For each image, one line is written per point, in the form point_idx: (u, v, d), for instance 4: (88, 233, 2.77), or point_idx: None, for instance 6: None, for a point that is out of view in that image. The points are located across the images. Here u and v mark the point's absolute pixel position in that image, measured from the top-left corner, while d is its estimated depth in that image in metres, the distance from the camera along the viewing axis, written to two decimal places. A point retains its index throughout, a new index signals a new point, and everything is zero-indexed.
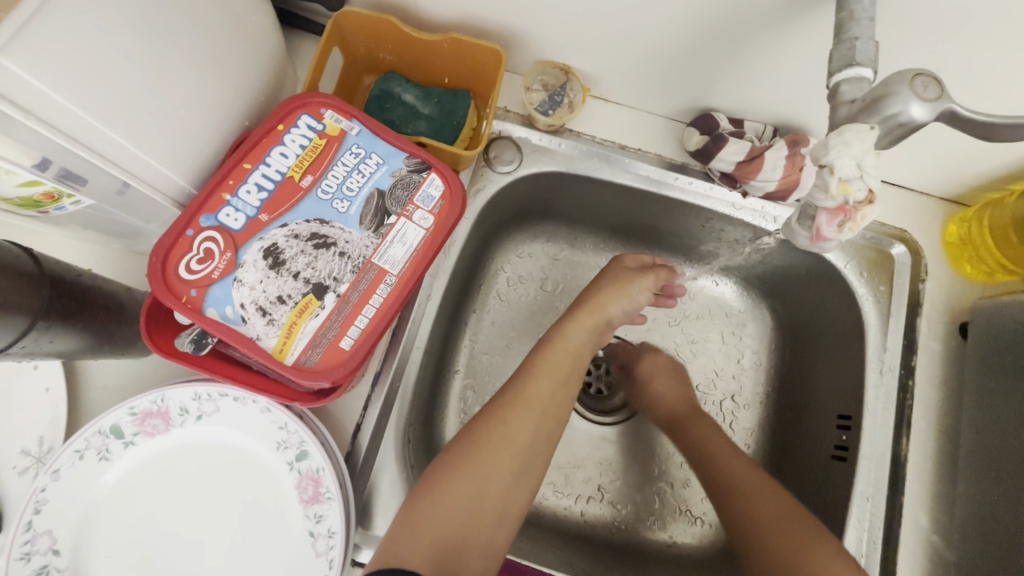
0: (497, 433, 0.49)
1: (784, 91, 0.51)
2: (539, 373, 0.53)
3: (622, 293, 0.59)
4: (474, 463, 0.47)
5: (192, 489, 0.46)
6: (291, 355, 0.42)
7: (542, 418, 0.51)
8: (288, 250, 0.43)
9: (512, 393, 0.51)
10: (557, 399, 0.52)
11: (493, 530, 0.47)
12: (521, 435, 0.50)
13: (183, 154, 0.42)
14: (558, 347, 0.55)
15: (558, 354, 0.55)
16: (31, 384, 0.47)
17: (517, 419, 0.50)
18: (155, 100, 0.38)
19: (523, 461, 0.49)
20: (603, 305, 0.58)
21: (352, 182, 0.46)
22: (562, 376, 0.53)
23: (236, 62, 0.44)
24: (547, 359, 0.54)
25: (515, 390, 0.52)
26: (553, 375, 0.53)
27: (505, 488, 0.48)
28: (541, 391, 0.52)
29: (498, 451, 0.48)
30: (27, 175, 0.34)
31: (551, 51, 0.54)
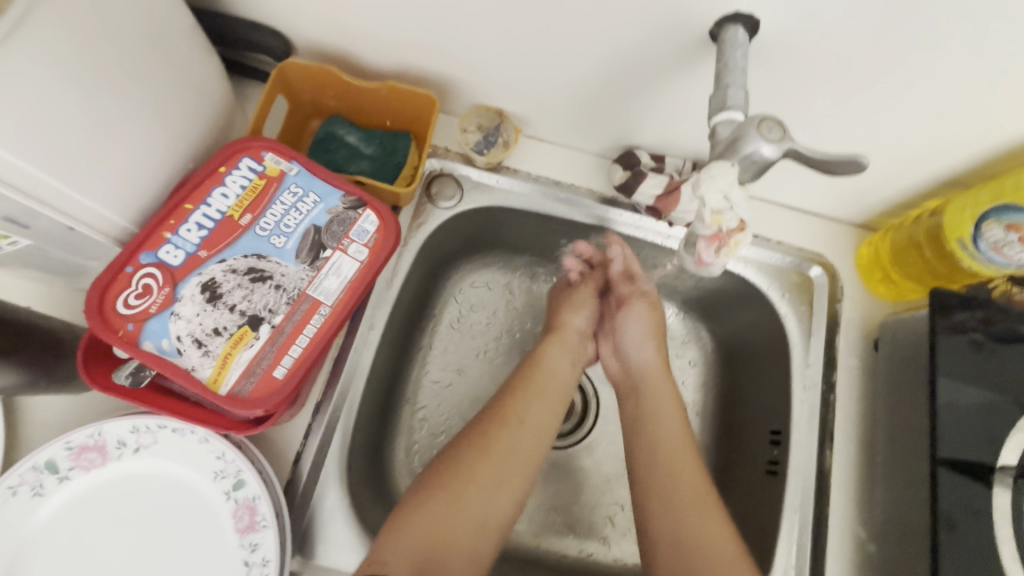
0: (493, 443, 0.53)
1: (695, 129, 0.56)
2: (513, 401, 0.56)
3: (573, 305, 0.65)
4: (467, 469, 0.52)
5: (126, 525, 0.46)
6: (225, 385, 0.43)
7: (523, 437, 0.54)
8: (225, 284, 0.45)
9: (498, 409, 0.56)
10: (533, 426, 0.55)
11: (475, 538, 0.50)
12: (519, 449, 0.54)
13: (125, 195, 0.44)
14: (541, 371, 0.59)
15: (547, 396, 0.57)
16: None
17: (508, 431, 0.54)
18: (97, 146, 0.40)
19: (505, 476, 0.52)
20: (564, 323, 0.64)
21: (290, 220, 0.48)
22: (529, 422, 0.55)
23: (180, 109, 0.47)
24: (541, 378, 0.59)
25: (494, 408, 0.56)
26: (540, 392, 0.57)
27: (491, 493, 0.51)
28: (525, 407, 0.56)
29: (484, 466, 0.52)
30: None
31: (486, 95, 0.59)
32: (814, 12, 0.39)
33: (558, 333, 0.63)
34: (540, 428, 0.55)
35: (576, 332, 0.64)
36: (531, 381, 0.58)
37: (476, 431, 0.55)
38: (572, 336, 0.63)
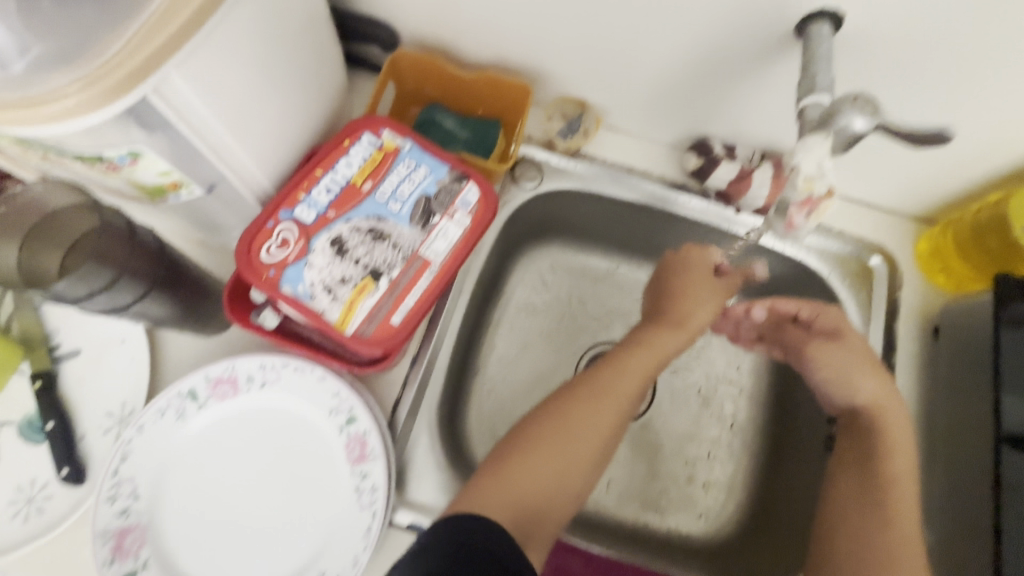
0: (585, 411, 0.53)
1: (768, 120, 0.60)
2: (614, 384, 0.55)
3: (697, 302, 0.61)
4: (569, 435, 0.51)
5: (252, 450, 0.52)
6: (350, 327, 0.49)
7: (616, 412, 0.54)
8: (350, 241, 0.52)
9: (597, 387, 0.54)
10: (626, 403, 0.55)
11: (561, 505, 0.50)
12: (608, 423, 0.53)
13: (268, 159, 0.51)
14: (646, 349, 0.58)
15: (639, 374, 0.56)
16: (119, 356, 0.55)
17: (606, 403, 0.53)
18: (258, 113, 0.47)
19: (598, 448, 0.52)
20: (687, 318, 0.60)
21: (404, 188, 0.54)
22: (623, 388, 0.54)
23: (313, 88, 0.54)
24: (635, 357, 0.57)
25: (595, 381, 0.55)
26: (640, 371, 0.56)
27: (590, 462, 0.51)
28: (628, 385, 0.55)
29: (585, 434, 0.51)
30: (166, 167, 0.41)
31: (571, 86, 0.64)
32: (895, 8, 0.44)
33: (683, 325, 0.60)
34: (623, 393, 0.55)
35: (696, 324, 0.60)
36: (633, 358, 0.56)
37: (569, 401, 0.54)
38: (690, 333, 0.60)
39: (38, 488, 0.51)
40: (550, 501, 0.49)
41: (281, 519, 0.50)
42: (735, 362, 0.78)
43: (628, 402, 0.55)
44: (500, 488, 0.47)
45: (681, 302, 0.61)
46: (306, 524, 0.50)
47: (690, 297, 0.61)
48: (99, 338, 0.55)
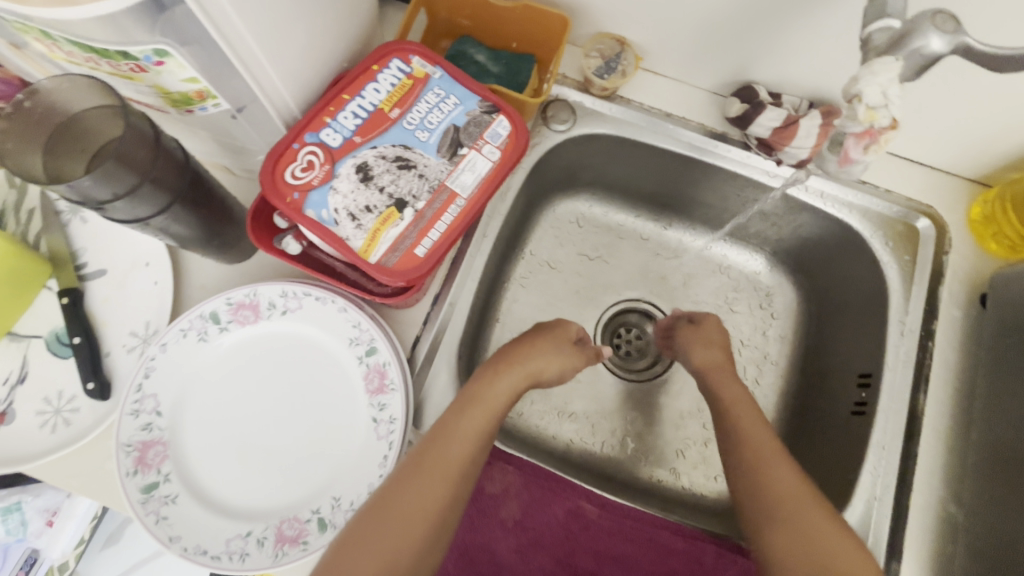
0: (416, 495, 0.45)
1: (821, 65, 0.56)
2: (445, 462, 0.47)
3: (556, 348, 0.58)
4: (365, 530, 0.43)
5: (269, 377, 0.52)
6: (374, 256, 0.48)
7: (424, 496, 0.45)
8: (376, 168, 0.50)
9: (430, 461, 0.46)
10: (439, 483, 0.46)
11: None
12: (435, 504, 0.45)
13: (296, 80, 0.49)
14: (477, 407, 0.51)
15: (473, 441, 0.48)
16: (144, 277, 0.55)
17: (399, 492, 0.44)
18: (288, 29, 0.45)
19: (420, 539, 0.44)
20: (542, 363, 0.56)
21: (433, 118, 0.52)
22: (450, 465, 0.46)
23: (344, 9, 0.52)
24: (463, 422, 0.49)
25: (442, 457, 0.47)
26: (452, 443, 0.48)
27: (393, 558, 0.42)
28: (427, 466, 0.46)
29: (387, 528, 0.43)
30: (192, 74, 0.40)
31: (610, 23, 0.61)
32: None
33: (503, 370, 0.54)
34: (463, 462, 0.47)
35: (539, 365, 0.56)
36: (445, 432, 0.48)
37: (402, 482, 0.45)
38: (535, 371, 0.56)
39: (68, 401, 0.52)
40: None
41: (290, 450, 0.50)
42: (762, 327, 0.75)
43: (466, 469, 0.48)
44: None
45: (523, 350, 0.56)
46: (323, 450, 0.50)
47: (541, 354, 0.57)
48: (125, 259, 0.55)
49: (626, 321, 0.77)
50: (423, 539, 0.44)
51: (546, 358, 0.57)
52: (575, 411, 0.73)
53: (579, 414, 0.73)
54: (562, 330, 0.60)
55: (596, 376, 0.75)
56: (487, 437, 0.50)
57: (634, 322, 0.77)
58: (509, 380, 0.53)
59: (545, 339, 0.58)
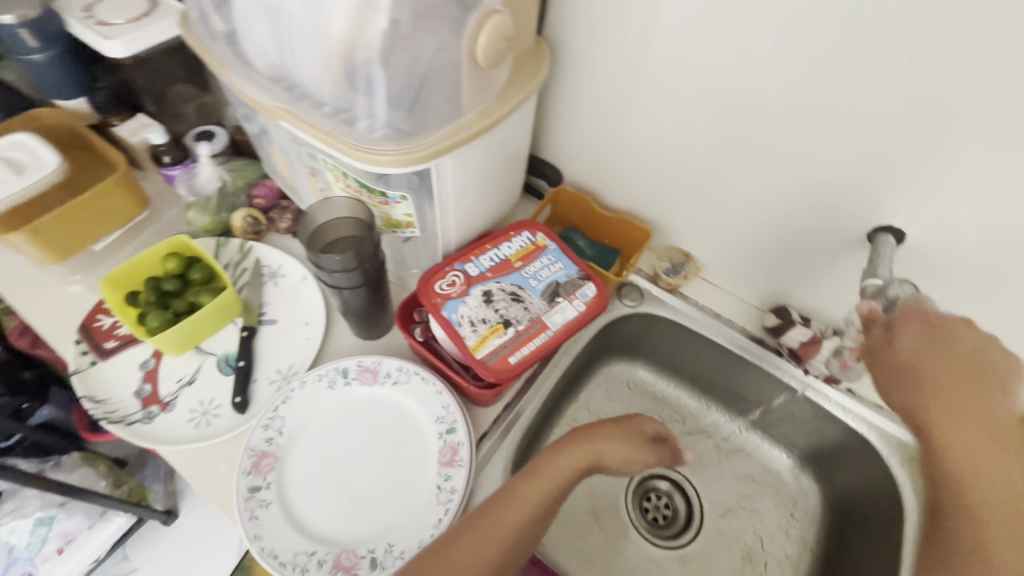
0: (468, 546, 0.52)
1: (842, 303, 0.73)
2: (504, 523, 0.54)
3: (623, 440, 0.62)
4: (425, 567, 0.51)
5: (365, 430, 0.65)
6: (479, 353, 0.64)
7: (480, 547, 0.52)
8: (496, 295, 0.69)
9: (488, 519, 0.54)
10: (495, 539, 0.53)
11: None
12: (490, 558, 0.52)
13: (459, 227, 0.73)
14: (544, 477, 0.58)
15: (528, 508, 0.55)
16: (301, 332, 0.73)
17: (459, 542, 0.52)
18: (469, 196, 0.69)
19: None
20: (605, 449, 0.61)
21: (543, 273, 0.73)
22: (507, 525, 0.54)
23: (502, 193, 0.78)
24: (527, 488, 0.56)
25: (500, 518, 0.54)
26: (512, 505, 0.55)
27: None
28: (487, 522, 0.54)
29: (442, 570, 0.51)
30: (411, 211, 0.64)
31: (681, 240, 0.83)
32: (949, 236, 0.59)
33: (580, 446, 0.60)
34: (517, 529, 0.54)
35: (607, 449, 0.61)
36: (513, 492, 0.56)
37: (462, 532, 0.53)
38: (599, 454, 0.60)
39: (214, 407, 0.66)
40: None
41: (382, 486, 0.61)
42: (784, 527, 0.80)
43: (524, 530, 0.54)
44: None
45: (594, 435, 0.61)
46: (388, 502, 0.60)
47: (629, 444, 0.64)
48: (293, 318, 0.75)
49: (656, 487, 0.84)
50: None
51: (612, 447, 0.61)
52: (595, 560, 0.78)
53: (599, 562, 0.77)
54: (633, 421, 0.64)
55: (622, 531, 0.80)
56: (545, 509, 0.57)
57: (664, 489, 0.84)
58: (572, 457, 0.59)
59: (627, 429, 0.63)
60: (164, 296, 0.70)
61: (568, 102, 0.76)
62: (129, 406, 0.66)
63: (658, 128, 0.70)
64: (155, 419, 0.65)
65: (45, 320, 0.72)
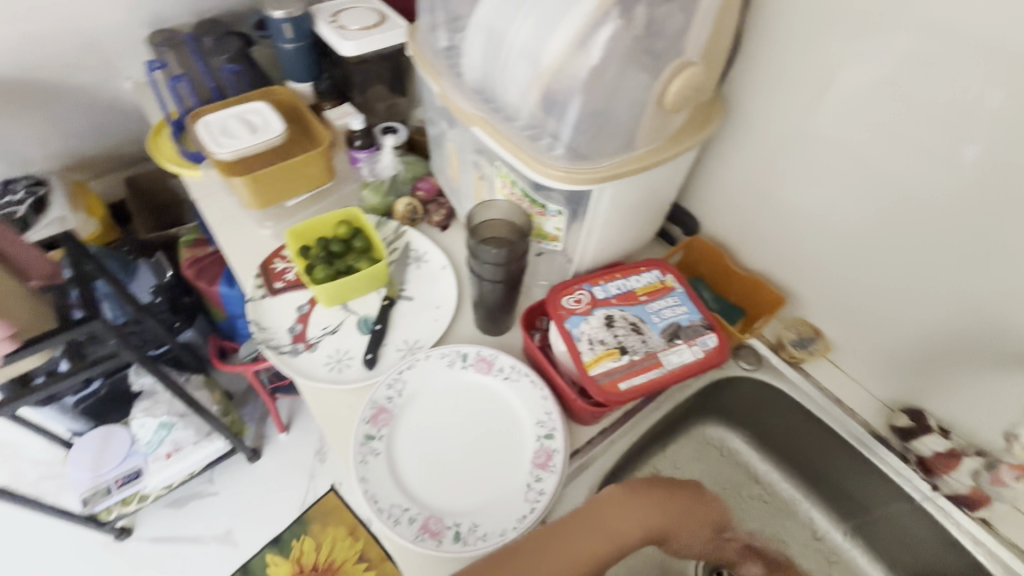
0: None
1: (992, 423, 0.66)
2: (563, 542, 0.51)
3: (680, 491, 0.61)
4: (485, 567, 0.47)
5: (470, 414, 0.69)
6: (592, 370, 0.67)
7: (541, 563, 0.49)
8: (617, 322, 0.72)
9: (548, 534, 0.51)
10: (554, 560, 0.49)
11: None
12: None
13: (593, 249, 0.76)
14: (607, 513, 0.54)
15: (591, 539, 0.52)
16: (431, 314, 0.81)
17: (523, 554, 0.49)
18: (613, 222, 0.72)
19: None
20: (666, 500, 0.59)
21: (666, 312, 0.74)
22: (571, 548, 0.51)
23: (640, 229, 0.81)
24: (591, 516, 0.54)
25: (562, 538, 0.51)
26: (576, 531, 0.52)
27: None
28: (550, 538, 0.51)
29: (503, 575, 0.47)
30: (563, 226, 0.70)
31: (812, 315, 0.80)
32: None
33: (643, 493, 0.57)
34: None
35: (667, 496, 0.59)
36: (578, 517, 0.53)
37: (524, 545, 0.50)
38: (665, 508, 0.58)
39: (348, 359, 0.75)
40: None
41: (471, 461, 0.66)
42: None
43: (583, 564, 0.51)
44: None
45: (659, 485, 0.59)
46: (479, 486, 0.64)
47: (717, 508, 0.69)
48: (427, 299, 0.83)
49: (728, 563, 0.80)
50: None
51: (667, 495, 0.59)
52: None
53: None
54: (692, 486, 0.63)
55: None
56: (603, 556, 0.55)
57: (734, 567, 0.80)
58: (641, 504, 0.56)
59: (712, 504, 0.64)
60: (331, 254, 0.82)
61: (726, 156, 0.78)
62: (283, 338, 0.77)
63: (816, 199, 0.70)
64: (299, 355, 0.75)
65: (238, 253, 0.86)
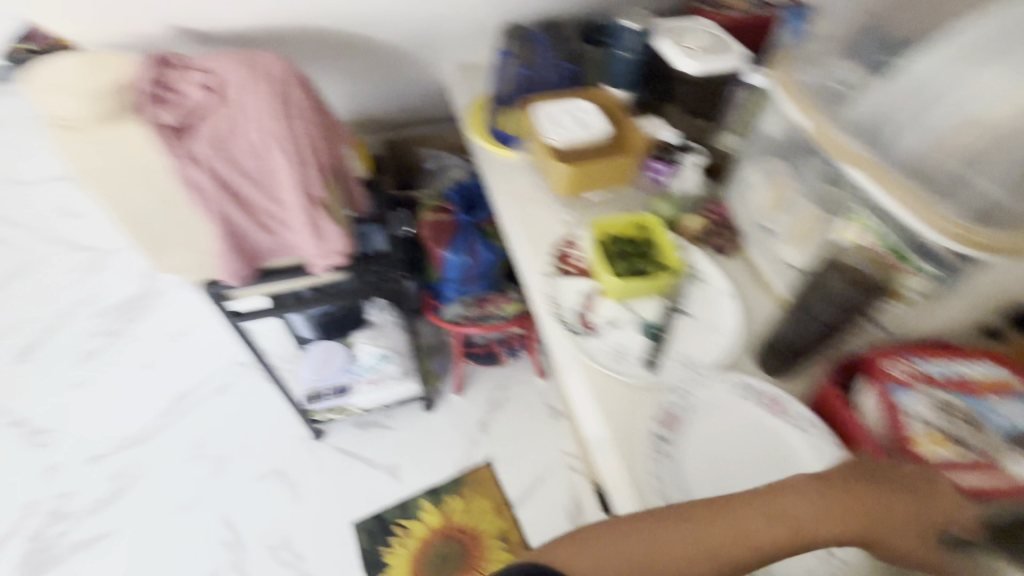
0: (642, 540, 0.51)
1: None
2: (715, 516, 0.52)
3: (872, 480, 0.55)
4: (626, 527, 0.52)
5: (756, 451, 0.67)
6: (916, 450, 0.62)
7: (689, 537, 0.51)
8: (949, 408, 0.65)
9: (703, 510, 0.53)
10: (712, 535, 0.51)
11: None
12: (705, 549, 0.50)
13: (926, 322, 0.71)
14: (771, 497, 0.54)
15: (758, 517, 0.52)
16: (712, 337, 0.81)
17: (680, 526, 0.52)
18: (975, 298, 0.67)
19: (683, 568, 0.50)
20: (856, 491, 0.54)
21: (1014, 414, 0.64)
22: (735, 528, 0.52)
23: (983, 313, 0.72)
24: (747, 500, 0.53)
25: (721, 512, 0.53)
26: (729, 509, 0.53)
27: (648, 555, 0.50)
28: (713, 514, 0.52)
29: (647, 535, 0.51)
30: (916, 289, 0.66)
31: None
32: None
33: (816, 483, 0.55)
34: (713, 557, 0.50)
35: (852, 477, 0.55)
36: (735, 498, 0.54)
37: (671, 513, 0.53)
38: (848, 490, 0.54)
39: (628, 355, 0.79)
40: None
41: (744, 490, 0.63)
42: None
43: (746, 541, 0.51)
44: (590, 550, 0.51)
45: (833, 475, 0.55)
46: None
47: (893, 495, 0.54)
48: (707, 321, 0.83)
49: None
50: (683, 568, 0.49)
51: (843, 478, 0.55)
52: None
53: None
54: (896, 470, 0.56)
55: None
56: (749, 548, 0.51)
57: None
58: (810, 492, 0.54)
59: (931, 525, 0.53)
60: (629, 254, 0.88)
61: None
62: (571, 318, 0.83)
63: None
64: (584, 338, 0.81)
65: (536, 230, 0.95)
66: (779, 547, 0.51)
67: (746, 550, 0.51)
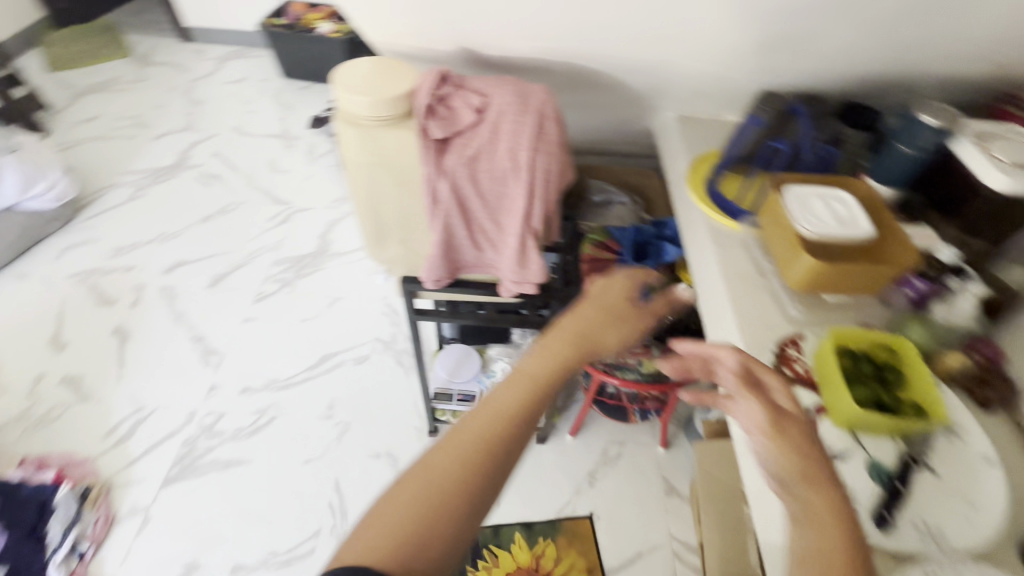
0: (459, 487, 0.50)
1: None
2: (529, 373, 0.59)
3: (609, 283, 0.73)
4: (468, 428, 0.54)
5: None
6: None
7: (490, 414, 0.55)
8: None
9: (515, 376, 0.59)
10: (516, 398, 0.57)
11: (446, 493, 0.49)
12: (497, 406, 0.56)
13: None
14: (561, 327, 0.65)
15: (545, 362, 0.60)
16: (962, 509, 0.67)
17: (475, 416, 0.55)
18: None
19: (475, 453, 0.52)
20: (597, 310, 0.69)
21: None
22: (531, 367, 0.59)
23: None
24: (529, 363, 0.61)
25: (517, 372, 0.60)
26: (564, 329, 0.65)
27: (460, 461, 0.51)
28: (516, 385, 0.58)
29: (468, 435, 0.53)
30: None
31: None
32: None
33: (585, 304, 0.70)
34: (492, 485, 0.52)
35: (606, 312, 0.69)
36: (553, 330, 0.65)
37: (479, 409, 0.56)
38: (601, 297, 0.70)
39: (854, 499, 0.68)
40: (431, 515, 0.48)
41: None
42: None
43: (545, 388, 0.59)
44: (436, 463, 0.51)
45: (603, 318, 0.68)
46: None
47: (614, 322, 0.68)
48: (959, 486, 0.69)
49: None
50: (472, 457, 0.52)
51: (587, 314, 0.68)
52: None
53: None
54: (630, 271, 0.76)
55: None
56: (513, 419, 0.55)
57: None
58: (586, 307, 0.69)
59: (802, 520, 0.50)
60: (857, 367, 0.76)
61: None
62: None
63: None
64: None
65: (756, 320, 0.87)
66: (550, 379, 0.59)
67: (542, 375, 0.59)
